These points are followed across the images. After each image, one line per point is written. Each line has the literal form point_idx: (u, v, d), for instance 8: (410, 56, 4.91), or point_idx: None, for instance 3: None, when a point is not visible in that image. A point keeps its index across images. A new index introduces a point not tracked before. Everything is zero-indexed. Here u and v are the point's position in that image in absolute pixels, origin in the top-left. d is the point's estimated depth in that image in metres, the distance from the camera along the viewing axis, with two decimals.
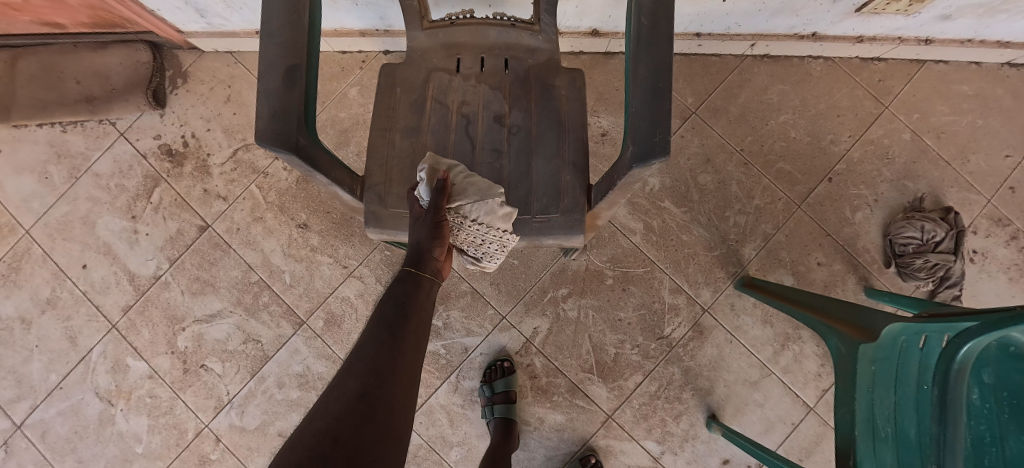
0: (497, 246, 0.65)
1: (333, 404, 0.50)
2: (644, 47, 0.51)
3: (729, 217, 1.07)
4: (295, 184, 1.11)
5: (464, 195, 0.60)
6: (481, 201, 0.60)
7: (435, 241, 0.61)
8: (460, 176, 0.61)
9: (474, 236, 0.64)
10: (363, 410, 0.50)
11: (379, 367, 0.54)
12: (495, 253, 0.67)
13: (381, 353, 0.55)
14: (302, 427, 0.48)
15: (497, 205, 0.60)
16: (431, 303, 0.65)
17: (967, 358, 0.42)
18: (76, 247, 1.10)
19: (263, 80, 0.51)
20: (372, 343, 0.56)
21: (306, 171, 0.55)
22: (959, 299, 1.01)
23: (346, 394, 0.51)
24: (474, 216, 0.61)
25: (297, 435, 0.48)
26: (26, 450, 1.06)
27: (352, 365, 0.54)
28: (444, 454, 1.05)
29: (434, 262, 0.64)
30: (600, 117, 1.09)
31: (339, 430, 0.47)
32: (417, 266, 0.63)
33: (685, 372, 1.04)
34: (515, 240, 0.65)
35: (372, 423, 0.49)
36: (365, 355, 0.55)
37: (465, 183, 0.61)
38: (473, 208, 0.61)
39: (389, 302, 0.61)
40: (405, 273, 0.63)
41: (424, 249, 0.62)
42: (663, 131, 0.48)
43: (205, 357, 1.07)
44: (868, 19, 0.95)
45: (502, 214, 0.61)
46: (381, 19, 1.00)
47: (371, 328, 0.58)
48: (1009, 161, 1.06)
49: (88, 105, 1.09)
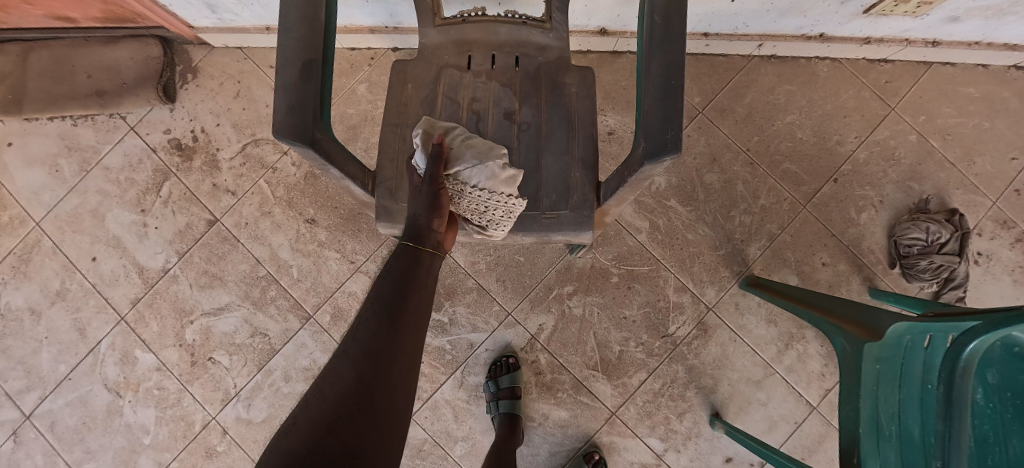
0: (502, 213, 0.61)
1: (329, 388, 0.46)
2: (656, 47, 0.52)
3: (734, 217, 1.08)
4: (304, 179, 1.12)
5: (462, 159, 0.58)
6: (479, 164, 0.57)
7: (434, 210, 0.58)
8: (457, 140, 0.59)
9: (476, 204, 0.60)
10: (359, 397, 0.45)
11: (377, 352, 0.48)
12: (501, 221, 0.61)
13: (379, 335, 0.50)
14: (297, 412, 0.45)
15: (498, 168, 0.57)
16: (432, 280, 0.59)
17: (972, 358, 0.43)
18: (87, 239, 1.11)
19: (280, 74, 0.52)
20: (369, 325, 0.50)
21: (320, 164, 0.56)
22: (963, 301, 1.02)
23: (342, 378, 0.46)
24: (474, 182, 0.58)
25: (291, 421, 0.44)
26: (34, 439, 1.07)
27: (348, 349, 0.49)
28: (448, 448, 1.06)
29: (433, 234, 0.59)
30: (607, 116, 1.09)
31: (334, 418, 0.43)
32: (415, 239, 0.58)
33: (689, 370, 1.05)
34: (522, 205, 0.60)
35: (369, 411, 0.45)
36: (363, 338, 0.49)
37: (464, 147, 0.58)
38: (471, 172, 0.57)
39: (386, 281, 0.54)
40: (402, 249, 0.58)
41: (422, 221, 0.58)
42: (675, 129, 0.48)
43: (213, 350, 1.08)
44: (876, 20, 0.95)
45: (503, 178, 0.58)
46: (392, 16, 1.01)
47: (368, 308, 0.52)
48: (1015, 163, 1.07)
49: (99, 98, 1.10)
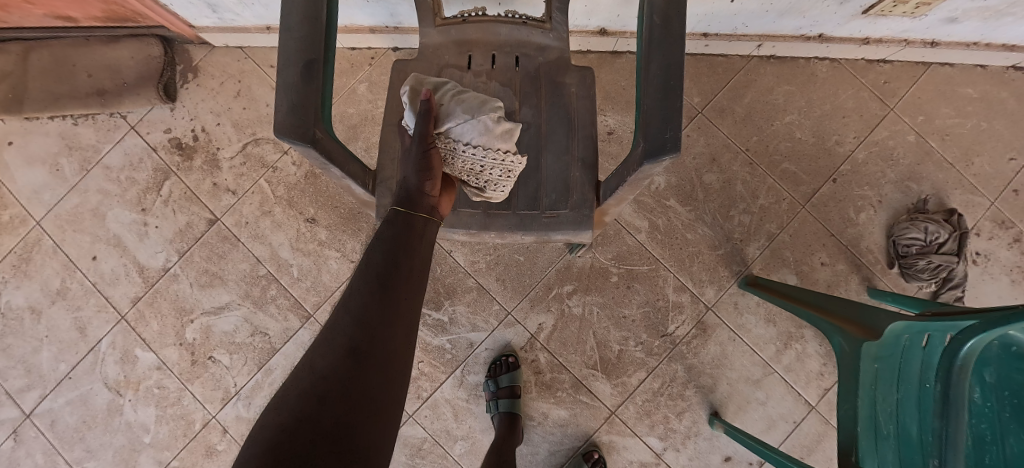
0: (501, 172, 0.58)
1: (320, 360, 0.44)
2: (656, 46, 0.52)
3: (733, 217, 1.08)
4: (304, 178, 1.12)
5: (452, 116, 0.55)
6: (471, 120, 0.55)
7: (425, 172, 0.57)
8: (446, 95, 0.57)
9: (471, 164, 0.57)
10: (351, 368, 0.43)
11: (368, 322, 0.46)
12: (499, 181, 0.60)
13: (371, 305, 0.48)
14: (288, 385, 0.43)
15: (491, 122, 0.55)
16: (428, 247, 0.57)
17: (969, 356, 0.43)
18: (87, 238, 1.11)
19: (282, 74, 0.52)
20: (359, 295, 0.49)
21: (321, 164, 0.56)
22: (961, 300, 1.02)
23: (332, 350, 0.44)
24: (466, 139, 0.55)
25: (281, 395, 0.43)
26: (34, 438, 1.07)
27: (338, 320, 0.47)
28: (448, 447, 1.06)
29: (426, 199, 0.58)
30: (607, 116, 1.10)
31: (325, 390, 0.42)
32: (407, 204, 0.57)
33: (688, 370, 1.05)
34: (520, 163, 0.58)
35: (362, 382, 0.43)
36: (354, 308, 0.47)
37: (454, 102, 0.56)
38: (462, 129, 0.55)
39: (377, 248, 0.53)
40: (394, 215, 0.56)
41: (413, 184, 0.57)
42: (675, 128, 0.49)
43: (213, 349, 1.09)
44: (875, 21, 0.96)
45: (499, 133, 0.55)
46: (392, 16, 1.01)
47: (359, 278, 0.50)
48: (1013, 163, 1.07)
49: (100, 98, 1.10)
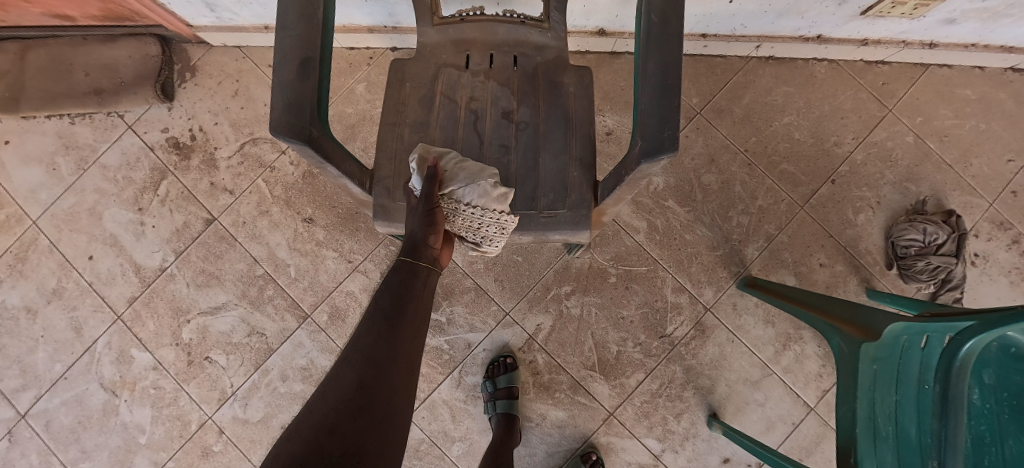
0: (496, 229, 0.62)
1: (332, 394, 0.47)
2: (654, 46, 0.52)
3: (732, 217, 1.08)
4: (302, 178, 1.11)
5: (456, 180, 0.59)
6: (471, 184, 0.59)
7: (430, 228, 0.59)
8: (450, 163, 0.60)
9: (471, 221, 0.61)
10: (360, 402, 0.47)
11: (376, 358, 0.50)
12: (494, 237, 0.63)
13: (379, 343, 0.51)
14: (301, 416, 0.46)
15: (490, 187, 0.59)
16: (429, 294, 0.60)
17: (968, 356, 0.43)
18: (83, 237, 1.10)
19: (277, 72, 0.52)
20: (368, 333, 0.52)
21: (316, 162, 0.56)
22: (959, 302, 1.02)
23: (343, 384, 0.48)
24: (468, 200, 0.60)
25: (294, 426, 0.46)
26: (29, 439, 1.06)
27: (348, 355, 0.51)
28: (445, 448, 1.06)
29: (429, 250, 0.60)
30: (606, 116, 1.10)
31: (336, 421, 0.45)
32: (412, 256, 0.59)
33: (686, 371, 1.05)
34: (514, 222, 0.61)
35: (369, 416, 0.46)
36: (363, 345, 0.51)
37: (457, 169, 0.60)
38: (464, 192, 0.59)
39: (385, 292, 0.56)
40: (400, 263, 0.59)
41: (419, 238, 0.59)
42: (672, 128, 0.48)
43: (210, 350, 1.08)
44: (874, 22, 0.95)
45: (496, 196, 0.59)
46: (391, 16, 1.01)
47: (368, 318, 0.54)
48: (1012, 165, 1.07)
49: (97, 97, 1.09)
